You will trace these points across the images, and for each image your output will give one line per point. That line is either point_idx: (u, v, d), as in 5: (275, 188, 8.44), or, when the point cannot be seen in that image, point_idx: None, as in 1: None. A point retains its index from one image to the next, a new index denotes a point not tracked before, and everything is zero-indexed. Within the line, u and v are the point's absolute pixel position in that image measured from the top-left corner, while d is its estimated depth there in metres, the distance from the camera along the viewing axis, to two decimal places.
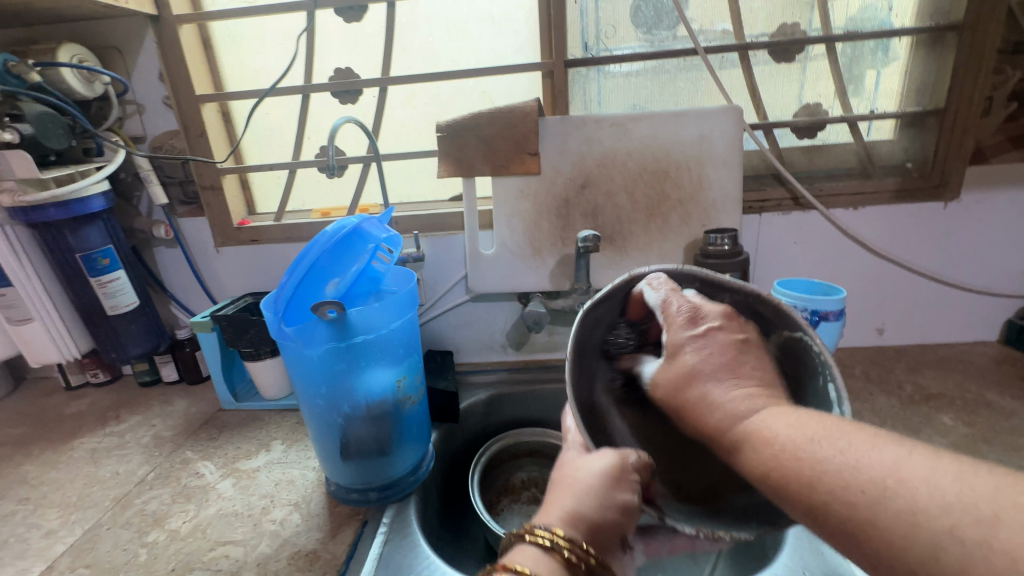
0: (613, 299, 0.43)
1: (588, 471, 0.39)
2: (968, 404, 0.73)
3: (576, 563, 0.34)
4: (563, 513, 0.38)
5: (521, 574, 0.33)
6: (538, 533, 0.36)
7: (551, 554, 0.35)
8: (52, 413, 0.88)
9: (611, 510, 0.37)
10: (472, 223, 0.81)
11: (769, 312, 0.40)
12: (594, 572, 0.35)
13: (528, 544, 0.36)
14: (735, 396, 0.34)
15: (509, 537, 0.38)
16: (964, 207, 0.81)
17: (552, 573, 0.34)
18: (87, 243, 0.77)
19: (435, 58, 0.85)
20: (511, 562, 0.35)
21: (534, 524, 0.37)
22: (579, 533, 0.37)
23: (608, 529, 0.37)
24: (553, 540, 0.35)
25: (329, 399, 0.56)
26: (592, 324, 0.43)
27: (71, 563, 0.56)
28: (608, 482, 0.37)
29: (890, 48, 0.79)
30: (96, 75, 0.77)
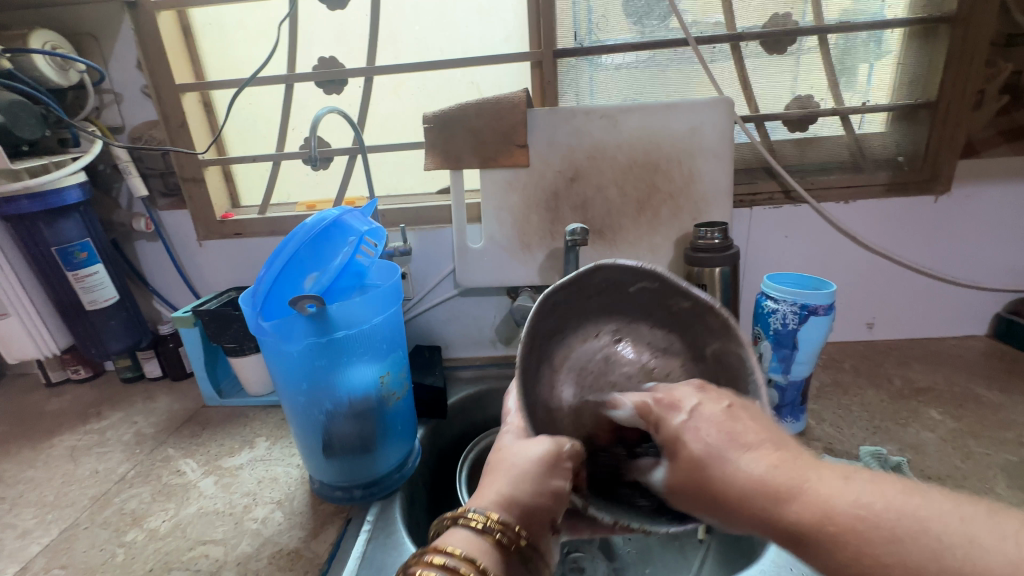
0: (571, 286, 0.43)
1: (523, 457, 0.39)
2: (956, 398, 0.73)
3: (506, 545, 0.35)
4: (495, 497, 0.38)
5: (453, 554, 0.33)
6: (471, 516, 0.36)
7: (482, 536, 0.35)
8: (32, 410, 0.86)
9: (545, 496, 0.37)
10: (460, 217, 0.80)
11: (717, 323, 0.41)
12: (521, 555, 0.35)
13: (461, 527, 0.36)
14: (749, 399, 0.33)
15: (441, 521, 0.38)
16: (954, 202, 0.81)
17: (484, 554, 0.34)
18: (64, 236, 0.75)
19: (423, 47, 0.83)
20: (445, 543, 0.35)
21: (468, 507, 0.37)
22: (510, 517, 0.37)
23: (539, 512, 0.38)
24: (486, 522, 0.36)
25: (311, 395, 0.55)
26: (547, 311, 0.43)
27: (46, 564, 0.55)
28: (540, 469, 0.37)
29: (883, 42, 0.78)
30: (69, 62, 0.75)
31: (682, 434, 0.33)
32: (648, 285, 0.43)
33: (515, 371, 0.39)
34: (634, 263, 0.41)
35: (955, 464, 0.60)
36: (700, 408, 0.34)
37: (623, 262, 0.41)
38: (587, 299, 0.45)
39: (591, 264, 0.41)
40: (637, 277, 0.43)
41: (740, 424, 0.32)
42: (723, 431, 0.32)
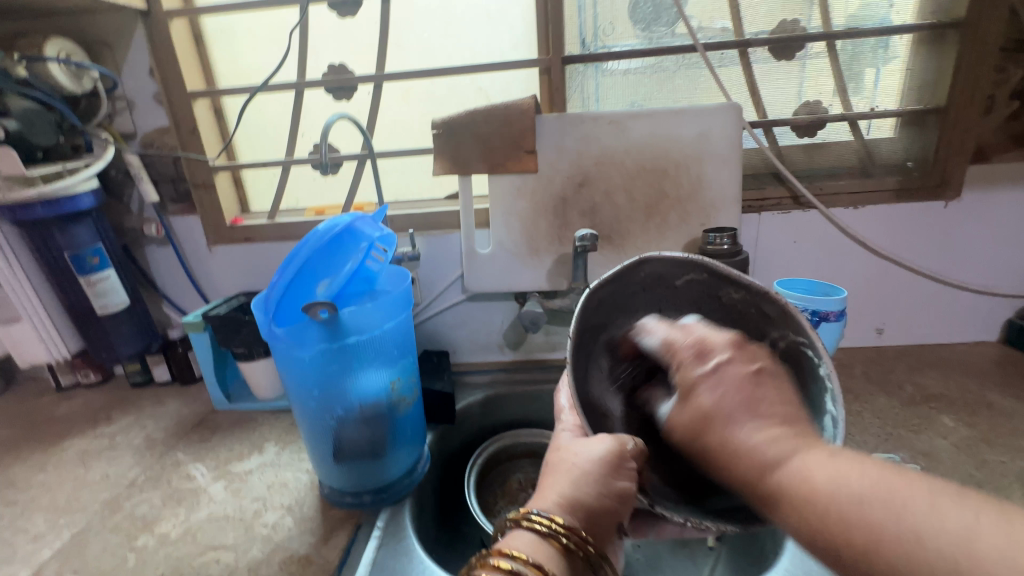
0: (620, 282, 0.43)
1: (581, 457, 0.38)
2: (968, 405, 0.72)
3: (573, 550, 0.35)
4: (558, 500, 0.38)
5: (519, 559, 0.34)
6: (534, 519, 0.36)
7: (547, 540, 0.36)
8: (42, 414, 0.87)
9: (608, 497, 0.37)
10: (469, 222, 0.80)
11: (775, 311, 0.40)
12: (588, 561, 0.35)
13: (524, 529, 0.36)
14: (762, 438, 0.31)
15: (504, 521, 0.38)
16: (964, 207, 0.80)
17: (548, 558, 0.35)
18: (76, 241, 0.76)
19: (431, 54, 0.83)
20: (508, 547, 0.35)
21: (530, 509, 0.37)
22: (576, 520, 0.37)
23: (604, 515, 0.37)
24: (551, 527, 0.36)
25: (322, 400, 0.55)
26: (597, 307, 0.42)
27: (58, 568, 0.55)
28: (606, 470, 0.37)
29: (890, 46, 0.78)
30: (84, 69, 0.76)
31: (697, 387, 0.34)
32: (695, 278, 0.43)
33: (567, 360, 0.38)
34: (681, 255, 0.42)
35: (969, 471, 0.60)
36: (728, 365, 0.34)
37: (670, 255, 0.42)
38: (635, 300, 0.44)
39: (637, 257, 0.43)
40: (684, 269, 0.43)
41: (762, 390, 0.33)
42: (742, 393, 0.33)
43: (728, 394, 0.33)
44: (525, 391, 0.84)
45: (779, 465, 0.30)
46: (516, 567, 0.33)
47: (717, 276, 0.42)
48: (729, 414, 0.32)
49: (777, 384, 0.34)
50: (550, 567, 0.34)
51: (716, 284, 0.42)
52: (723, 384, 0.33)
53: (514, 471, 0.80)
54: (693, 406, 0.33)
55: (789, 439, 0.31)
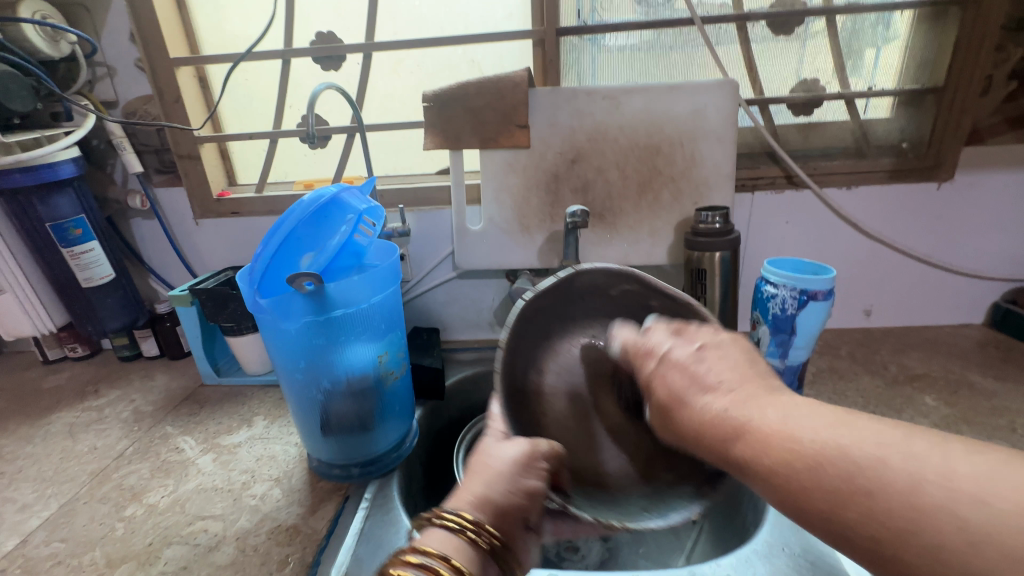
0: (559, 295, 0.49)
1: (499, 458, 0.40)
2: (950, 385, 0.73)
3: (481, 545, 0.34)
4: (472, 497, 0.37)
5: (431, 553, 0.32)
6: (447, 515, 0.35)
7: (457, 535, 0.34)
8: (29, 387, 0.86)
9: (515, 492, 0.38)
10: (459, 197, 0.79)
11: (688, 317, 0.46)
12: (495, 555, 0.34)
13: (437, 527, 0.35)
14: (723, 405, 0.34)
15: (417, 520, 0.36)
16: (957, 189, 0.80)
17: (459, 552, 0.33)
18: (58, 212, 0.75)
19: (423, 24, 0.81)
20: (421, 544, 0.33)
21: (444, 507, 0.36)
22: (485, 516, 0.36)
23: (513, 511, 0.38)
24: (461, 522, 0.35)
25: (309, 373, 0.55)
26: (530, 318, 0.47)
27: (47, 537, 0.56)
28: (516, 468, 0.39)
29: (891, 24, 0.77)
30: (60, 32, 0.74)
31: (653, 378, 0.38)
32: (626, 288, 0.49)
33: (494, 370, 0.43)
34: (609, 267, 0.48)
35: None
36: (671, 352, 0.38)
37: (598, 266, 0.48)
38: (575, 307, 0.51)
39: (570, 268, 0.48)
40: (614, 279, 0.49)
41: (706, 364, 0.37)
42: (687, 375, 0.37)
43: (676, 377, 0.37)
44: None
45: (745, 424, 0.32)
46: (417, 574, 0.31)
47: (644, 285, 0.47)
48: (680, 395, 0.36)
49: (724, 358, 0.37)
50: (462, 563, 0.32)
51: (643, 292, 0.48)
52: (671, 371, 0.38)
53: None
54: (675, 370, 0.37)
55: (741, 403, 0.33)
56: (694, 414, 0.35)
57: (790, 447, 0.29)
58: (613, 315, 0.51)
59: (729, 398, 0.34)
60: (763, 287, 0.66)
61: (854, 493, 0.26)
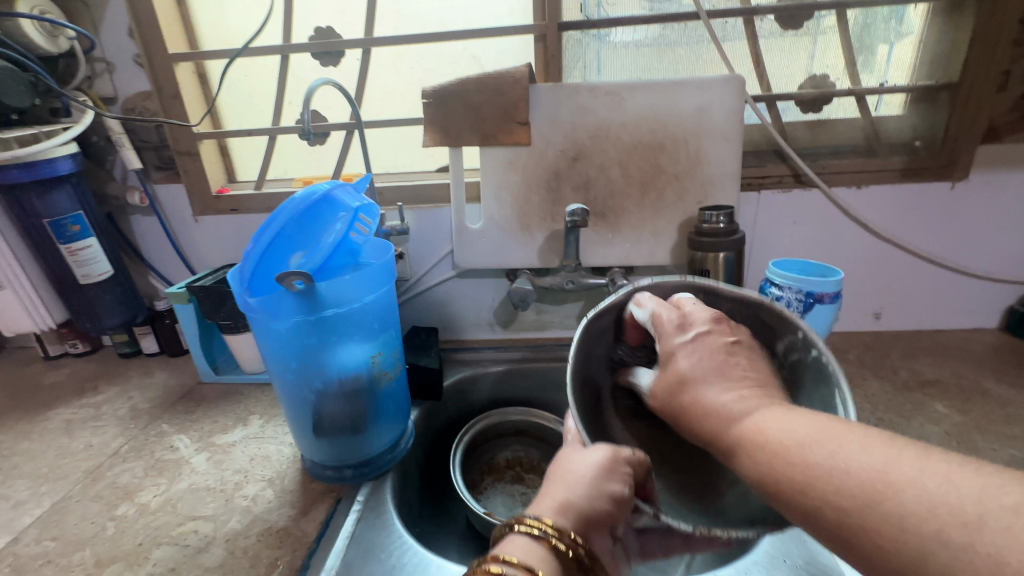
0: (621, 309, 0.45)
1: (582, 464, 0.38)
2: (963, 392, 0.71)
3: (565, 553, 0.33)
4: (556, 504, 0.37)
5: (508, 561, 0.32)
6: (528, 523, 0.35)
7: (540, 542, 0.34)
8: (29, 383, 0.86)
9: (598, 498, 0.37)
10: (459, 195, 0.78)
11: (772, 319, 0.41)
12: (580, 563, 0.34)
13: (519, 533, 0.35)
14: (731, 398, 0.34)
15: (498, 528, 0.37)
16: (973, 188, 0.77)
17: (544, 561, 0.33)
18: (56, 208, 0.74)
19: (423, 19, 0.80)
20: (501, 552, 0.34)
21: (525, 514, 0.36)
22: (568, 522, 0.36)
23: (597, 515, 0.37)
24: (543, 528, 0.34)
25: (300, 373, 0.54)
26: (598, 334, 0.44)
27: (38, 535, 0.55)
28: (600, 473, 0.37)
29: (905, 18, 0.75)
30: (58, 28, 0.73)
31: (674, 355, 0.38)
32: (697, 301, 0.45)
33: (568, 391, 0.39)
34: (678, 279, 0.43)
35: None
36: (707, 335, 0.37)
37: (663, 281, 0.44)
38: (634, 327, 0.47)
39: (631, 286, 0.44)
40: (684, 294, 0.45)
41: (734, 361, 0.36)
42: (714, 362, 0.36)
43: (703, 360, 0.36)
44: (515, 369, 0.83)
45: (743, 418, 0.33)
46: None
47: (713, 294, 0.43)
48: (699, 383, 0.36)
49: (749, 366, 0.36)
50: (548, 573, 0.32)
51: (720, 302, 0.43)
52: (700, 353, 0.37)
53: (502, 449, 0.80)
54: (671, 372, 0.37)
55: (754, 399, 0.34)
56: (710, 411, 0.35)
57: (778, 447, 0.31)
58: None
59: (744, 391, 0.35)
60: (768, 289, 0.64)
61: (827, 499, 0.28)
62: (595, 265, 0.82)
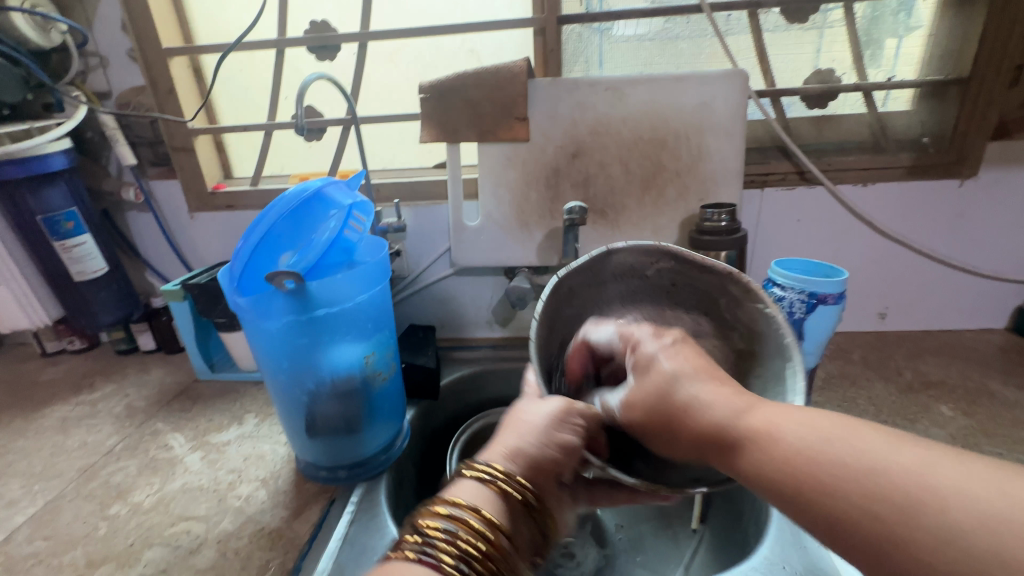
0: (588, 273, 0.44)
1: (534, 413, 0.36)
2: (969, 394, 0.69)
3: (511, 494, 0.32)
4: (506, 450, 0.35)
5: (455, 503, 0.32)
6: (477, 464, 0.34)
7: (488, 485, 0.33)
8: (27, 380, 0.86)
9: (547, 444, 0.35)
10: (456, 193, 0.77)
11: (739, 292, 0.39)
12: (525, 504, 0.33)
13: (468, 478, 0.33)
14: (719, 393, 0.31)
15: (448, 467, 0.35)
16: (982, 186, 0.76)
17: (489, 505, 0.32)
18: (50, 205, 0.74)
19: (421, 12, 0.79)
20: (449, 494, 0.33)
21: (475, 456, 0.35)
22: (517, 468, 0.34)
23: (545, 462, 0.34)
24: (493, 473, 0.33)
25: (293, 374, 0.53)
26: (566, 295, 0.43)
27: (30, 535, 0.55)
28: (550, 421, 0.35)
29: (914, 10, 0.73)
30: (51, 22, 0.72)
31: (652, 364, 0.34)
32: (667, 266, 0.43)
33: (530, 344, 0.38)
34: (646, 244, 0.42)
35: None
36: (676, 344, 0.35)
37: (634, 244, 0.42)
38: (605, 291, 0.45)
39: (604, 247, 0.42)
40: (655, 259, 0.43)
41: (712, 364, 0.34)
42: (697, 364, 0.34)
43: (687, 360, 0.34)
44: (513, 368, 0.82)
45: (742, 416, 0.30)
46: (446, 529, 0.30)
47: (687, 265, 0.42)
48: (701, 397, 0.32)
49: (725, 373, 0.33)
50: (495, 514, 0.31)
51: (688, 273, 0.42)
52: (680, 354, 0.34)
53: None
54: (654, 377, 0.34)
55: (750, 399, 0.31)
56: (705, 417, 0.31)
57: (788, 450, 0.27)
58: (650, 301, 0.45)
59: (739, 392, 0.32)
60: (770, 289, 0.62)
61: (842, 507, 0.25)
62: None
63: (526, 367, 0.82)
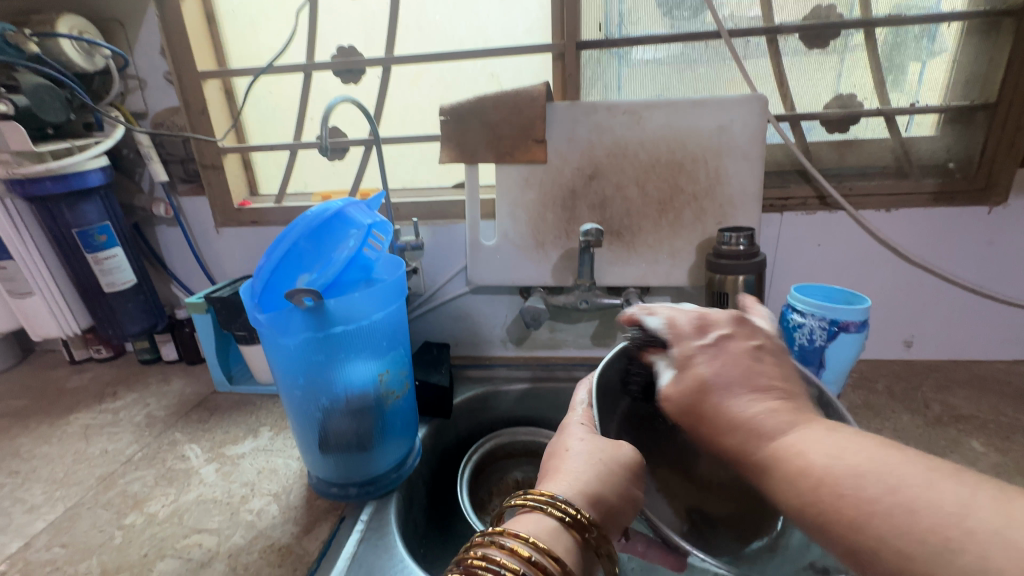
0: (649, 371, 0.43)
1: (606, 455, 0.38)
2: (1002, 429, 0.67)
3: (589, 543, 0.34)
4: (586, 492, 0.36)
5: (535, 545, 0.32)
6: (559, 506, 0.35)
7: (567, 529, 0.34)
8: (54, 386, 0.89)
9: (626, 499, 0.37)
10: (473, 212, 0.78)
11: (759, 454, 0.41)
12: (597, 552, 0.35)
13: (548, 515, 0.35)
14: (761, 409, 0.35)
15: (523, 499, 0.36)
16: (1011, 213, 0.74)
17: (566, 550, 0.33)
18: (85, 219, 0.77)
19: (444, 37, 0.81)
20: (511, 528, 0.34)
21: (556, 493, 0.36)
22: (595, 515, 0.36)
23: (614, 514, 0.37)
24: (574, 517, 0.34)
25: (308, 390, 0.54)
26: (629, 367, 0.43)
27: (48, 541, 0.56)
28: (627, 475, 0.37)
29: (938, 36, 0.72)
30: (95, 47, 0.76)
31: (699, 360, 0.38)
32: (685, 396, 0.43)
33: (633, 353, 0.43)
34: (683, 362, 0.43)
35: None
36: (728, 340, 0.39)
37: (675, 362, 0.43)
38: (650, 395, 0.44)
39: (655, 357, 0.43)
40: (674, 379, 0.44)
41: (760, 368, 0.37)
42: (739, 369, 0.37)
43: (726, 367, 0.37)
44: (526, 388, 0.82)
45: (776, 437, 0.33)
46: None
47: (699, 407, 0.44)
48: (721, 388, 0.36)
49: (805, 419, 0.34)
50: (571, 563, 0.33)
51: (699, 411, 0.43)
52: (722, 359, 0.38)
53: (512, 470, 0.78)
54: (691, 375, 0.38)
55: (789, 412, 0.34)
56: (730, 416, 0.35)
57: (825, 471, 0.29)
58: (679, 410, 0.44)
59: (775, 404, 0.35)
60: (789, 316, 0.61)
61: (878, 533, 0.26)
62: (611, 285, 0.80)
63: (543, 390, 0.82)
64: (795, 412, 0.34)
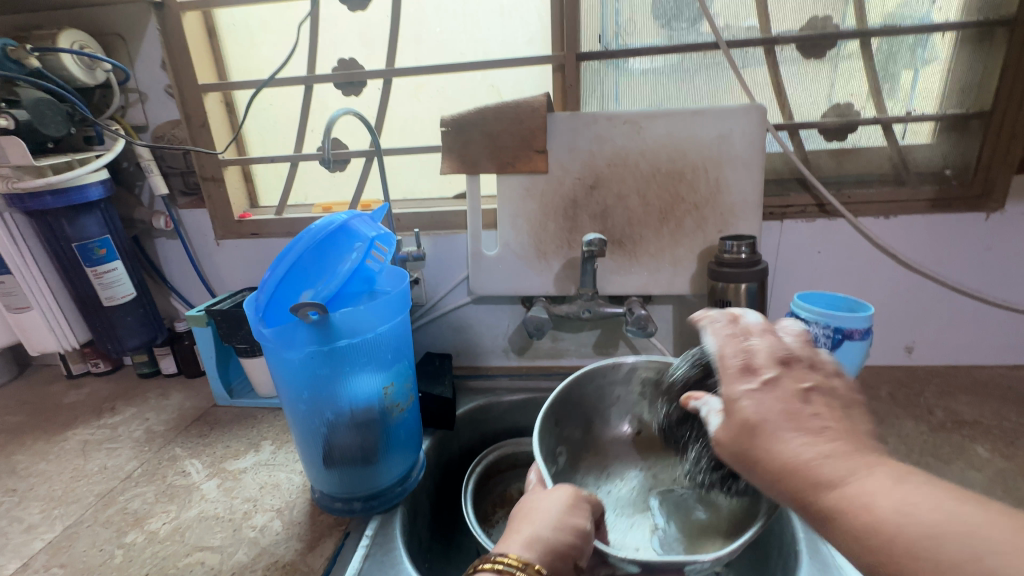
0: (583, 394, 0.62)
1: (543, 503, 0.44)
2: (1006, 435, 0.67)
3: None
4: (523, 539, 0.40)
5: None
6: (495, 558, 0.38)
7: (508, 574, 0.36)
8: (51, 402, 0.88)
9: (567, 530, 0.41)
10: (475, 222, 0.78)
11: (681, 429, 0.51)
12: None
13: (489, 570, 0.37)
14: (803, 449, 0.31)
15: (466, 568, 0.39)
16: (1008, 219, 0.74)
17: None
18: (85, 232, 0.77)
19: (445, 50, 0.81)
20: None
21: (491, 553, 0.39)
22: (535, 555, 0.39)
23: (563, 550, 0.40)
24: (510, 562, 0.37)
25: (312, 404, 0.53)
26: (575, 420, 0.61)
27: (46, 561, 0.55)
28: (563, 509, 0.43)
29: (931, 45, 0.72)
30: (97, 62, 0.76)
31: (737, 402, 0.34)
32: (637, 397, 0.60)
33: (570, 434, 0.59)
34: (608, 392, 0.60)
35: None
36: (759, 390, 0.34)
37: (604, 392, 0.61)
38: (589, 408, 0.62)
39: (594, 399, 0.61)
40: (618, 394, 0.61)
41: (807, 405, 0.33)
42: (783, 410, 0.32)
43: (771, 408, 0.33)
44: (529, 399, 0.81)
45: (834, 483, 0.29)
46: None
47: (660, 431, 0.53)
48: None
49: (835, 424, 0.32)
50: None
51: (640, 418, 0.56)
52: (767, 401, 0.33)
53: (515, 481, 0.78)
54: (737, 417, 0.34)
55: (842, 455, 0.30)
56: (777, 454, 0.31)
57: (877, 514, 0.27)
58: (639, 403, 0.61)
59: (823, 446, 0.31)
60: (794, 323, 0.61)
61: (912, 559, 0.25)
62: (613, 294, 0.80)
63: (547, 400, 0.81)
64: (847, 447, 0.30)
